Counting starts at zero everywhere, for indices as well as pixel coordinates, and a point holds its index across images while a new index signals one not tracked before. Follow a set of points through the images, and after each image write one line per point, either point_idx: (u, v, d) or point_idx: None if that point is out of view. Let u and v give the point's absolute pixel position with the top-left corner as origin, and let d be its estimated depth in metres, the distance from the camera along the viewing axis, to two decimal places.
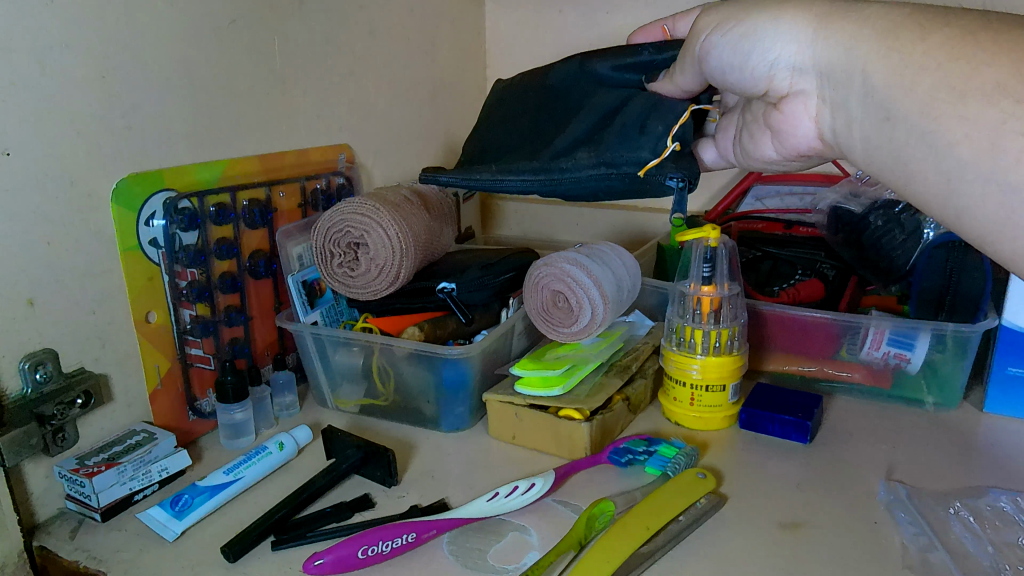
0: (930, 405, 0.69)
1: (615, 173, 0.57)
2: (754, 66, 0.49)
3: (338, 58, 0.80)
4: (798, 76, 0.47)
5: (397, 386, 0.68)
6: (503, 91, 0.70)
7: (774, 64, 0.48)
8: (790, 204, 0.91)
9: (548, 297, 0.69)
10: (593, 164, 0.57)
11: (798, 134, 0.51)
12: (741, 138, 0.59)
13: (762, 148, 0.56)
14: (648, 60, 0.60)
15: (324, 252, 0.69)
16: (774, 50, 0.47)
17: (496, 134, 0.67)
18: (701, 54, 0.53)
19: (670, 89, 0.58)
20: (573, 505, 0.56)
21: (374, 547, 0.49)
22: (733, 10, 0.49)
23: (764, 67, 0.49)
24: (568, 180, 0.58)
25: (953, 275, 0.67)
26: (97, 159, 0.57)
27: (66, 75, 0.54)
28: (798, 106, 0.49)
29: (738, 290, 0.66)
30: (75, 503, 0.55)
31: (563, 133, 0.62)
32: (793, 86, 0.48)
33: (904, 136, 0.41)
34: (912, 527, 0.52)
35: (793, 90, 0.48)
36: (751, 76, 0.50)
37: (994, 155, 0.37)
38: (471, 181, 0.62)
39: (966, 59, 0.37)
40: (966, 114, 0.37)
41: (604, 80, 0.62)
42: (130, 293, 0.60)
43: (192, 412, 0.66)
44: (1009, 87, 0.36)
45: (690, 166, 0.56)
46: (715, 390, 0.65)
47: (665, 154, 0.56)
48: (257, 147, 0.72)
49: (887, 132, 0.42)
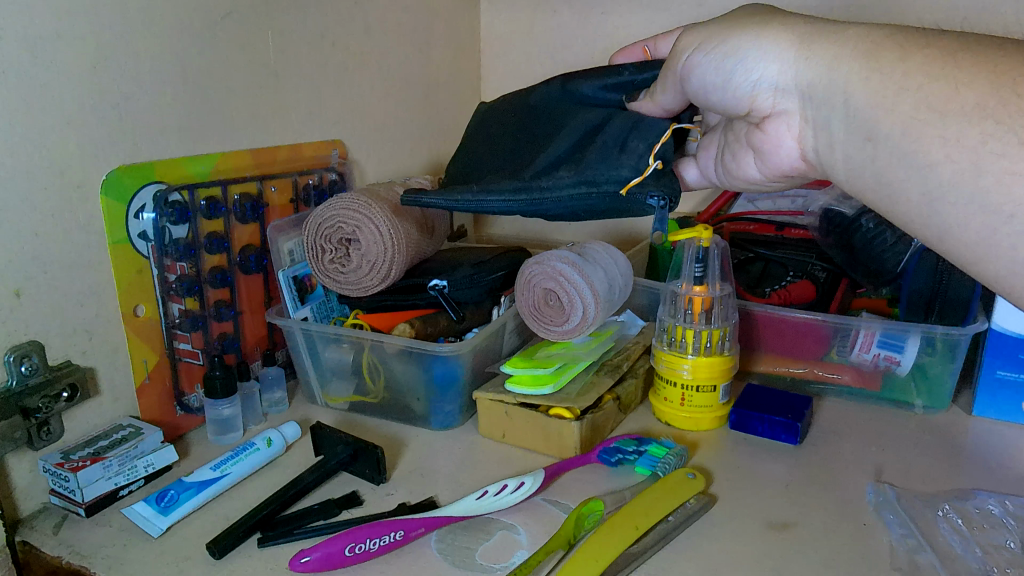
0: (920, 407, 0.69)
1: (596, 193, 0.56)
2: (737, 85, 0.49)
3: (331, 55, 0.80)
4: (781, 96, 0.47)
5: (387, 383, 0.68)
6: (484, 115, 0.70)
7: (756, 84, 0.48)
8: (782, 206, 0.91)
9: (539, 295, 0.69)
10: (573, 184, 0.57)
11: (781, 154, 0.51)
12: (723, 157, 0.59)
13: (745, 168, 0.57)
14: (629, 79, 0.61)
15: (315, 247, 0.68)
16: (757, 70, 0.47)
17: (476, 151, 0.66)
18: (685, 71, 0.53)
19: (652, 109, 0.59)
20: (563, 504, 0.56)
21: (362, 544, 0.48)
22: (713, 29, 0.50)
23: (747, 87, 0.49)
24: (549, 200, 0.57)
25: (942, 279, 0.66)
26: (88, 149, 0.56)
27: (57, 66, 0.54)
28: (781, 126, 0.49)
29: (729, 291, 0.66)
30: (59, 498, 0.55)
31: (543, 152, 0.61)
32: (776, 106, 0.48)
33: (885, 157, 0.41)
34: (900, 528, 0.52)
35: (776, 109, 0.48)
36: (733, 95, 0.50)
37: (976, 175, 0.37)
38: (453, 203, 0.60)
39: (947, 81, 0.38)
40: (946, 135, 0.38)
41: (585, 100, 0.63)
42: (118, 286, 0.59)
43: (180, 408, 0.65)
44: (987, 108, 0.36)
45: (672, 184, 0.56)
46: (705, 391, 0.65)
47: (648, 172, 0.56)
48: (249, 141, 0.71)
49: (867, 153, 0.42)
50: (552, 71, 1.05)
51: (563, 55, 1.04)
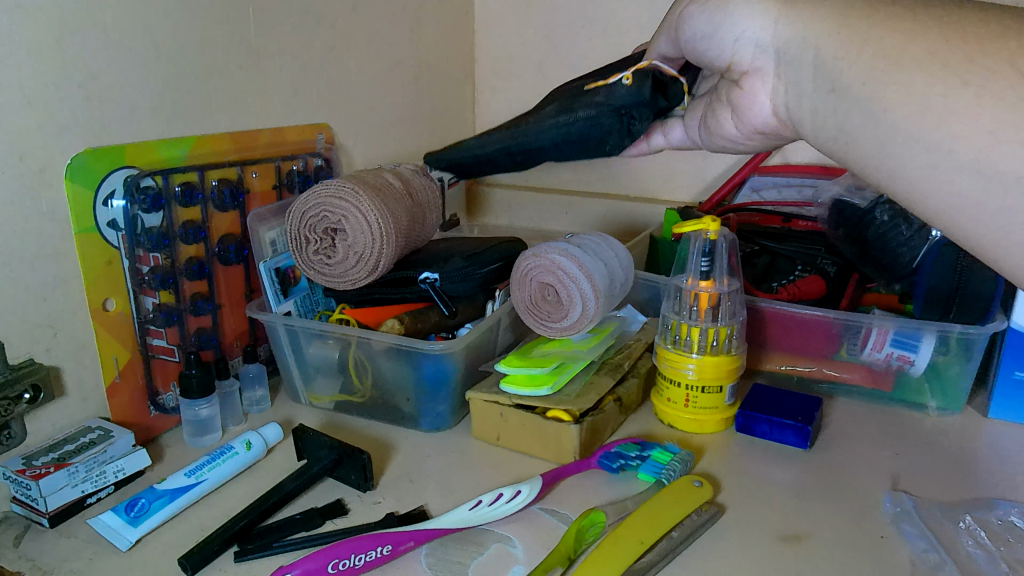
0: (934, 409, 0.66)
1: (571, 117, 0.56)
2: (723, 39, 0.46)
3: (315, 34, 0.75)
4: (760, 54, 0.45)
5: (375, 381, 0.64)
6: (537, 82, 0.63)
7: (739, 39, 0.45)
8: (788, 196, 0.87)
9: (536, 290, 0.65)
10: (555, 113, 0.57)
11: (755, 112, 0.49)
12: (705, 116, 0.57)
13: (724, 127, 0.55)
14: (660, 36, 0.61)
15: (299, 237, 0.64)
16: (742, 25, 0.44)
17: None
18: (679, 22, 0.49)
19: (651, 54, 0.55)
20: (561, 514, 0.53)
21: (345, 561, 0.45)
22: None
23: (730, 41, 0.46)
24: (529, 133, 0.58)
25: (963, 276, 0.63)
26: (50, 131, 0.52)
27: (14, 40, 0.49)
28: (757, 83, 0.47)
29: (738, 286, 0.62)
30: (21, 507, 0.51)
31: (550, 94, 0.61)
32: (753, 63, 0.46)
33: (902, 143, 0.37)
34: (921, 542, 0.49)
35: (752, 67, 0.46)
36: (718, 48, 0.47)
37: None
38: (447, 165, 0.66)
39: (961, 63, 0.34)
40: None
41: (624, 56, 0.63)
42: (85, 278, 0.55)
43: (153, 408, 0.61)
44: None
45: (652, 100, 0.55)
46: (711, 392, 0.61)
47: (615, 82, 0.55)
48: (228, 124, 0.67)
49: (882, 140, 0.39)
50: (549, 54, 1.00)
51: (561, 38, 0.99)
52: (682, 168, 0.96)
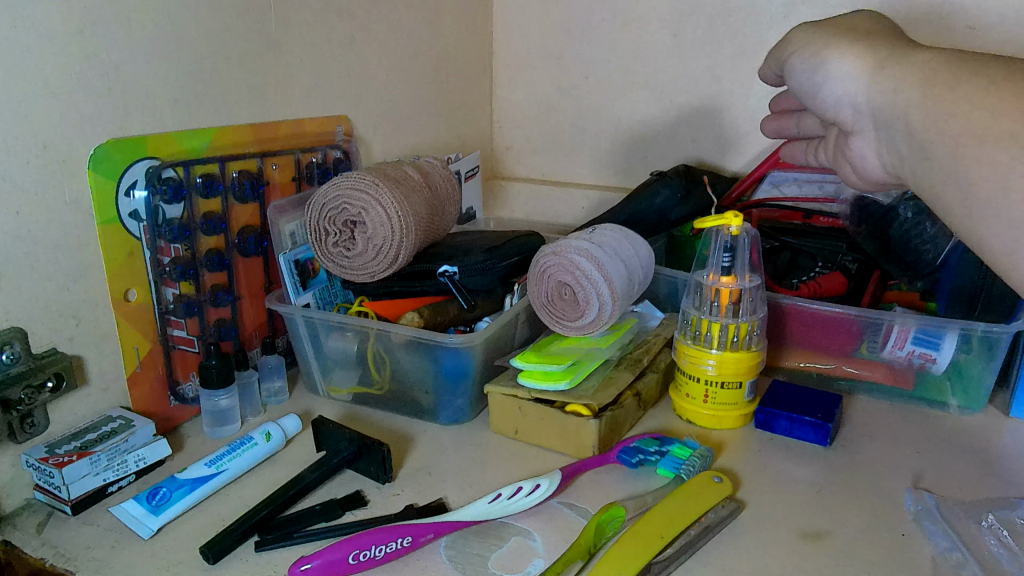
0: (954, 408, 0.66)
1: None
2: (825, 96, 0.46)
3: (334, 26, 0.75)
4: (859, 115, 0.45)
5: (393, 374, 0.64)
6: None
7: (839, 100, 0.45)
8: (809, 192, 0.85)
9: (554, 287, 0.64)
10: None
11: (861, 171, 0.48)
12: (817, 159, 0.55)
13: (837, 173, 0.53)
14: None
15: (319, 230, 0.65)
16: (842, 86, 0.45)
17: None
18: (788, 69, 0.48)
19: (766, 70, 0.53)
20: (580, 508, 0.52)
21: (366, 552, 0.45)
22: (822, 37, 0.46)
23: (832, 100, 0.46)
24: None
25: (986, 276, 0.62)
26: (73, 121, 0.52)
27: (38, 30, 0.49)
28: (861, 144, 0.46)
29: (760, 283, 0.62)
30: (44, 494, 0.52)
31: None
32: (854, 124, 0.46)
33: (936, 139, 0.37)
34: (944, 541, 0.49)
35: (855, 127, 0.46)
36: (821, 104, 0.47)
37: None
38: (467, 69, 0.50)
39: None
40: None
41: None
42: (107, 269, 0.56)
43: (173, 398, 0.62)
44: None
45: None
46: (730, 388, 0.61)
47: None
48: (248, 116, 0.67)
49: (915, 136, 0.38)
50: (567, 47, 0.99)
51: (579, 31, 0.98)
52: (701, 163, 0.95)
